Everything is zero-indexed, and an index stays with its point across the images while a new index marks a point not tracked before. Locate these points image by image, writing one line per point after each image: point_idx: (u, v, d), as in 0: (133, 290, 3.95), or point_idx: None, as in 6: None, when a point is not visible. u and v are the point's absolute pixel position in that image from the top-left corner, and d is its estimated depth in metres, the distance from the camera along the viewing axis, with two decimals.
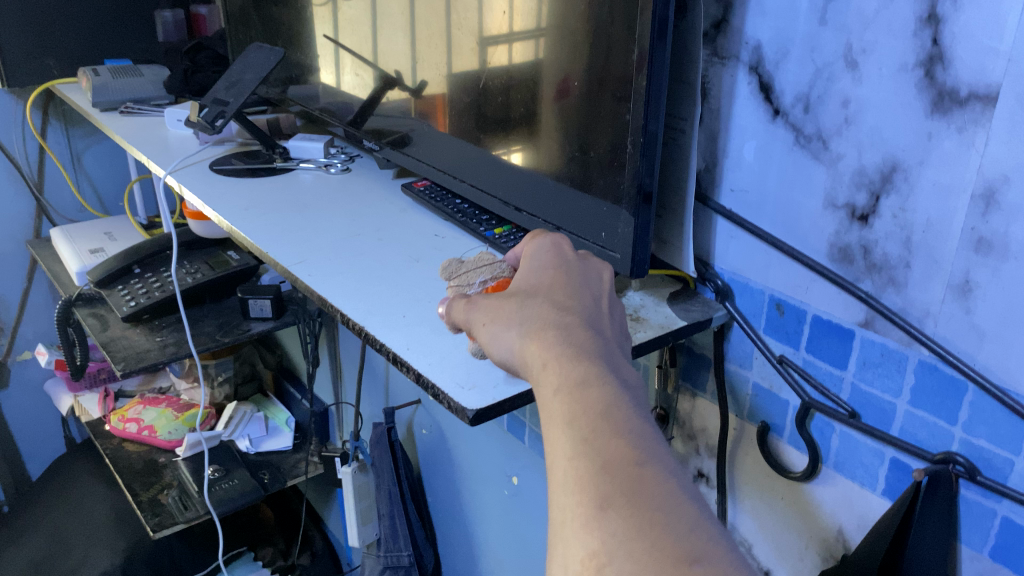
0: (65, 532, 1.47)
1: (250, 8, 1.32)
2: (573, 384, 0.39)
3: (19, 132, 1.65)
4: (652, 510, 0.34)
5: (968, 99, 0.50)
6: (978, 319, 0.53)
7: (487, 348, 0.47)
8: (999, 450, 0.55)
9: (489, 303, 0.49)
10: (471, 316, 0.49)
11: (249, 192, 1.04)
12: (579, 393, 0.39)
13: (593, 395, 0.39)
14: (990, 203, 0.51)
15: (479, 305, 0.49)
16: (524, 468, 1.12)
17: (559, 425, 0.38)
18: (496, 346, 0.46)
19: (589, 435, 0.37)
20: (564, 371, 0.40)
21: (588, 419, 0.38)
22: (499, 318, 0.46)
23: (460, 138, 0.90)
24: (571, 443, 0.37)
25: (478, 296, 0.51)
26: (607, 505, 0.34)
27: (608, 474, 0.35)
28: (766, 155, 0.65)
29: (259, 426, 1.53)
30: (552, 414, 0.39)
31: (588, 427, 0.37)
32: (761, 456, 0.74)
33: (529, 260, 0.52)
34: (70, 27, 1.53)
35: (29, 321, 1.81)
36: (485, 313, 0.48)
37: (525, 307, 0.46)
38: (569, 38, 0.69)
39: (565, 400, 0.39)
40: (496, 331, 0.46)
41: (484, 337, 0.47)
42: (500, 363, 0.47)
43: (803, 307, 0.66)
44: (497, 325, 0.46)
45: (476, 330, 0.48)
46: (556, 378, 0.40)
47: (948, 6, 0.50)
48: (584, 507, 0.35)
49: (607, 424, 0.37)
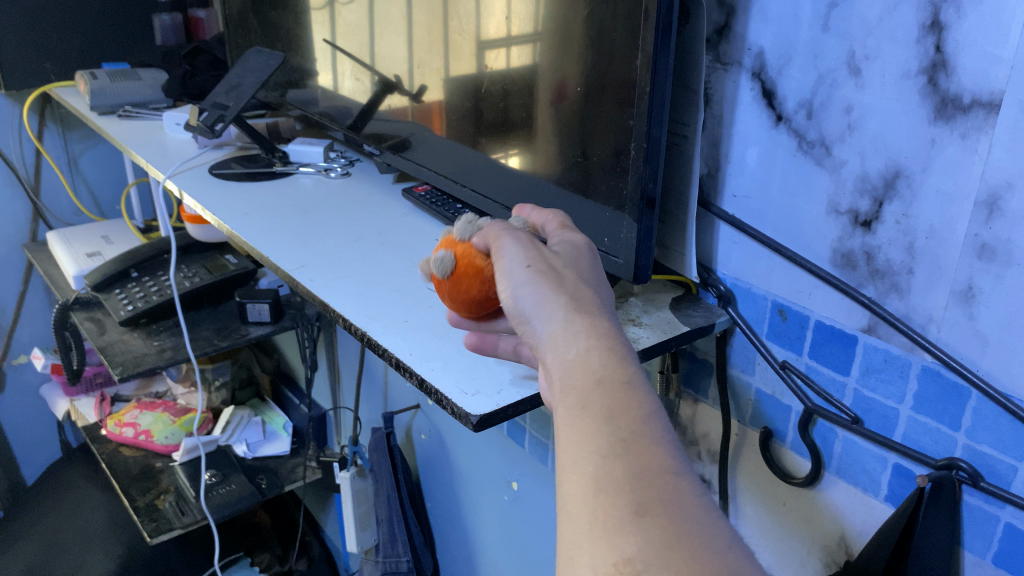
0: (61, 537, 1.46)
1: (249, 12, 1.32)
2: (616, 384, 0.38)
3: (15, 134, 1.64)
4: (692, 522, 0.32)
5: (970, 106, 0.51)
6: (982, 325, 0.54)
7: (514, 289, 0.45)
8: (1003, 456, 0.55)
9: (531, 260, 0.46)
10: (513, 251, 0.47)
11: (248, 197, 1.04)
12: (622, 394, 0.37)
13: (636, 399, 0.37)
14: (993, 210, 0.51)
15: (520, 257, 0.46)
16: (524, 473, 1.12)
17: (594, 421, 0.37)
18: (528, 292, 0.44)
19: (630, 438, 0.35)
20: (606, 363, 0.39)
21: (629, 422, 0.36)
22: (541, 282, 0.44)
23: (460, 143, 0.90)
24: (607, 442, 0.35)
25: (515, 244, 0.48)
26: (645, 512, 0.32)
27: (646, 480, 0.34)
28: (769, 161, 0.66)
29: (256, 431, 1.53)
30: (589, 408, 0.37)
31: (627, 429, 0.36)
32: (763, 461, 0.74)
33: (571, 241, 0.50)
34: (67, 30, 1.53)
35: (25, 325, 1.80)
36: (535, 259, 0.46)
37: (575, 285, 0.44)
38: (568, 42, 0.70)
39: (605, 396, 0.37)
40: (537, 282, 0.44)
41: (518, 278, 0.45)
42: (512, 320, 0.45)
43: (806, 313, 0.66)
44: (542, 279, 0.44)
45: (514, 264, 0.46)
46: (596, 369, 0.39)
47: (952, 14, 0.50)
48: (620, 509, 0.33)
49: (647, 430, 0.36)
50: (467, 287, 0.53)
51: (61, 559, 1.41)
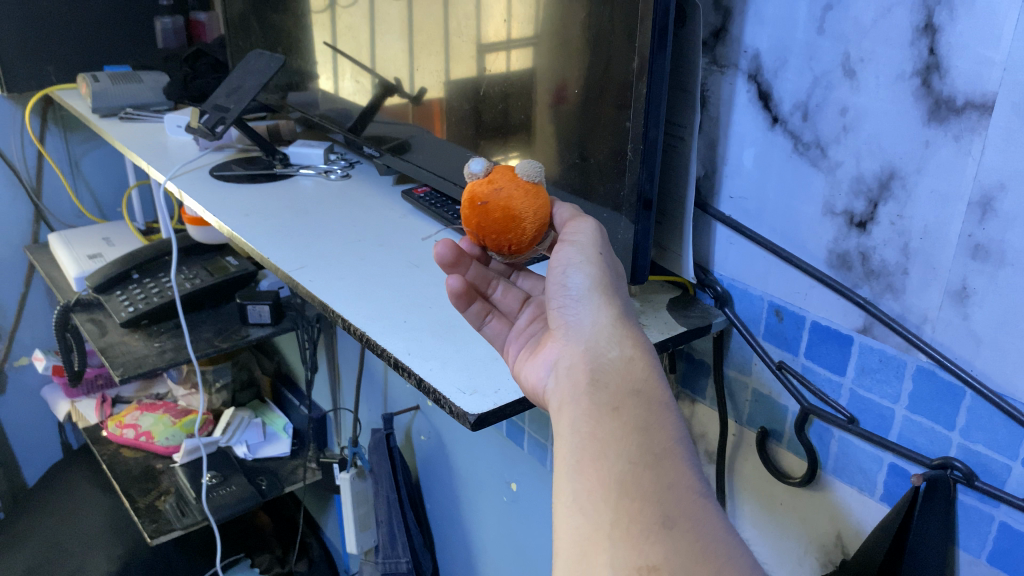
0: (61, 538, 1.46)
1: (249, 15, 1.33)
2: (651, 400, 0.43)
3: (17, 136, 1.65)
4: (714, 539, 0.36)
5: (964, 108, 0.51)
6: (976, 325, 0.54)
7: (574, 264, 0.50)
8: (997, 455, 0.55)
9: (596, 247, 0.52)
10: (588, 232, 0.53)
11: (249, 198, 1.04)
12: (656, 410, 0.42)
13: (668, 419, 0.42)
14: (987, 211, 0.51)
15: (588, 240, 0.52)
16: (523, 474, 1.12)
17: (626, 427, 0.41)
18: (588, 273, 0.50)
19: (660, 453, 0.40)
20: (645, 373, 0.45)
21: (661, 438, 0.41)
22: (600, 274, 0.50)
23: (459, 144, 0.91)
24: (639, 453, 0.40)
25: (582, 224, 0.54)
26: (673, 524, 0.37)
27: (675, 494, 0.38)
28: (765, 162, 0.66)
29: (256, 432, 1.53)
30: (622, 411, 0.42)
31: (659, 445, 0.40)
32: (759, 461, 0.75)
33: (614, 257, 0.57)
34: (69, 32, 1.54)
35: (26, 326, 1.81)
36: (602, 250, 0.52)
37: (624, 294, 0.51)
38: (567, 46, 0.70)
39: (641, 407, 0.42)
40: (597, 269, 0.50)
41: (583, 257, 0.51)
42: (556, 285, 0.50)
43: (802, 313, 0.66)
44: (602, 270, 0.50)
45: (584, 241, 0.52)
46: (636, 378, 0.44)
47: (945, 16, 0.51)
48: (648, 518, 0.37)
49: (677, 449, 0.40)
50: (532, 207, 0.55)
51: (62, 560, 1.41)
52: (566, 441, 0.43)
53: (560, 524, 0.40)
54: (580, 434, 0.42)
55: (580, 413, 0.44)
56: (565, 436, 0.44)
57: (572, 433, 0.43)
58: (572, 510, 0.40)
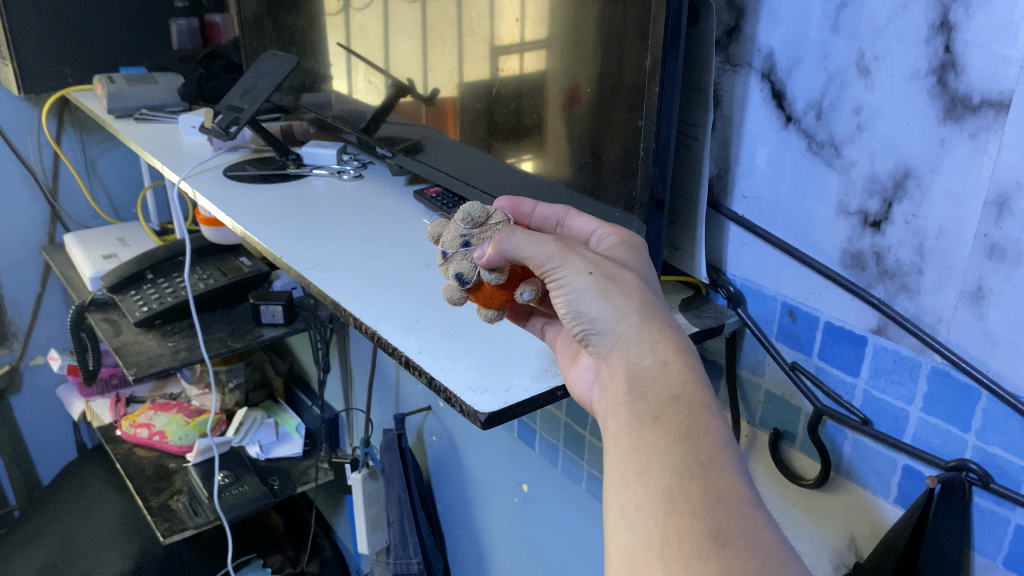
0: (75, 536, 1.48)
1: (263, 16, 1.34)
2: (692, 404, 0.42)
3: (34, 137, 1.67)
4: (769, 553, 0.37)
5: (980, 106, 0.51)
6: (992, 326, 0.53)
7: (574, 295, 0.47)
8: (1013, 458, 0.54)
9: (586, 268, 0.47)
10: (570, 253, 0.48)
11: (263, 199, 1.05)
12: (698, 414, 0.42)
13: (712, 422, 0.42)
14: (1003, 210, 0.51)
15: (570, 264, 0.47)
16: (535, 476, 1.12)
17: (669, 437, 0.41)
18: (594, 298, 0.46)
19: (706, 462, 0.40)
20: (684, 376, 0.44)
21: (705, 445, 0.41)
22: (600, 294, 0.46)
23: (472, 145, 0.91)
24: (684, 462, 0.40)
25: (551, 244, 0.48)
26: (725, 541, 0.37)
27: (724, 505, 0.38)
28: (779, 161, 0.66)
29: (269, 433, 1.54)
30: (663, 420, 0.42)
31: (705, 452, 0.40)
32: (772, 463, 0.74)
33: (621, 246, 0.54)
34: (85, 35, 1.55)
35: (42, 325, 1.83)
36: (595, 264, 0.47)
37: (639, 289, 0.47)
38: (581, 47, 0.70)
39: (683, 414, 0.42)
40: (600, 288, 0.46)
41: (581, 285, 0.47)
42: (571, 317, 0.48)
43: (815, 314, 0.66)
44: (606, 286, 0.47)
45: (572, 266, 0.47)
46: (674, 384, 0.43)
47: (961, 13, 0.50)
48: (699, 535, 0.37)
49: (723, 455, 0.40)
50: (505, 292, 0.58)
51: (76, 559, 1.42)
52: (610, 454, 0.44)
53: (608, 540, 0.41)
54: (623, 447, 0.43)
55: (621, 424, 0.44)
56: (610, 449, 0.44)
57: (615, 447, 0.43)
58: (620, 525, 0.40)
